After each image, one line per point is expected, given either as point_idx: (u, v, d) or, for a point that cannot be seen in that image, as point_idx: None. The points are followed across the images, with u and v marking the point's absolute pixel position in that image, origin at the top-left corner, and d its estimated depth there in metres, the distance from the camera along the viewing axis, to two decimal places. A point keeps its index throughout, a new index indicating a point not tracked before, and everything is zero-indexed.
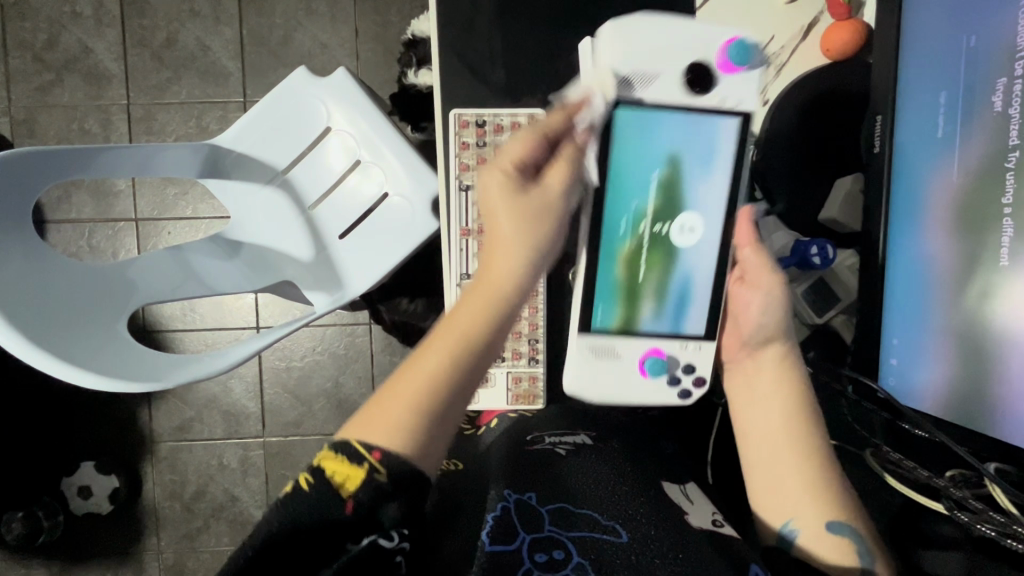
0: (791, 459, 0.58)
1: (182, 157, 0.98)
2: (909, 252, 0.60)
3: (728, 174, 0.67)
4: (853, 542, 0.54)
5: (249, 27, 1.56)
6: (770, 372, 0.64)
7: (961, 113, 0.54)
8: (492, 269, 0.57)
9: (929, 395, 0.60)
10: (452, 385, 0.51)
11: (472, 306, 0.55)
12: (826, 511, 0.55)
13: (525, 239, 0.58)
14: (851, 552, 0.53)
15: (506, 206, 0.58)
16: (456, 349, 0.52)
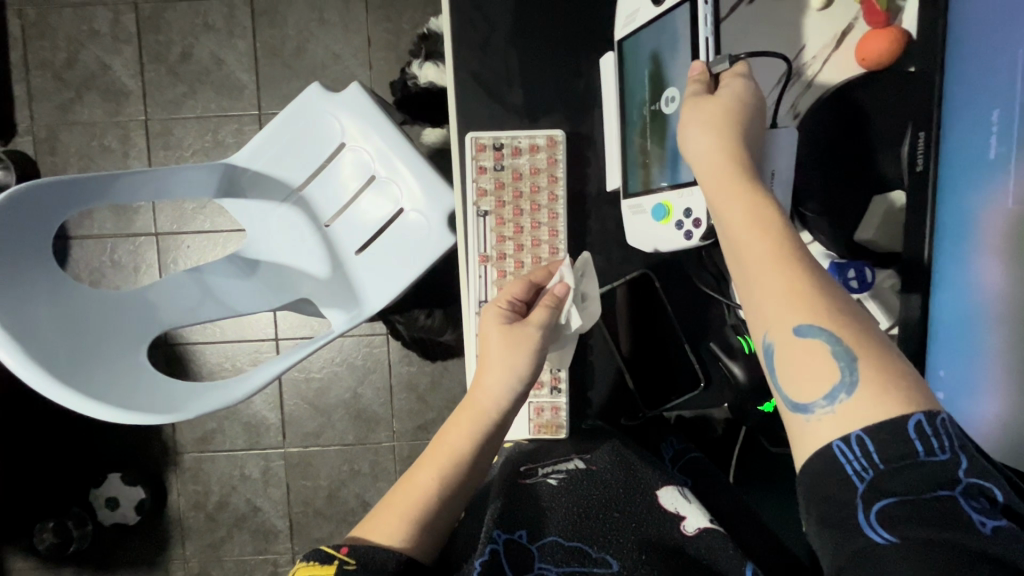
0: (762, 264, 0.43)
1: (197, 177, 0.98)
2: (962, 276, 0.53)
3: (689, 38, 0.56)
4: (828, 344, 0.39)
5: (262, 40, 1.56)
6: (726, 170, 0.48)
7: (1017, 134, 0.48)
8: (477, 390, 0.59)
9: (986, 431, 0.53)
10: (440, 500, 0.54)
11: (464, 431, 0.58)
12: (799, 308, 0.41)
13: (506, 366, 0.59)
14: (826, 357, 0.39)
15: (496, 336, 0.60)
16: (445, 467, 0.56)
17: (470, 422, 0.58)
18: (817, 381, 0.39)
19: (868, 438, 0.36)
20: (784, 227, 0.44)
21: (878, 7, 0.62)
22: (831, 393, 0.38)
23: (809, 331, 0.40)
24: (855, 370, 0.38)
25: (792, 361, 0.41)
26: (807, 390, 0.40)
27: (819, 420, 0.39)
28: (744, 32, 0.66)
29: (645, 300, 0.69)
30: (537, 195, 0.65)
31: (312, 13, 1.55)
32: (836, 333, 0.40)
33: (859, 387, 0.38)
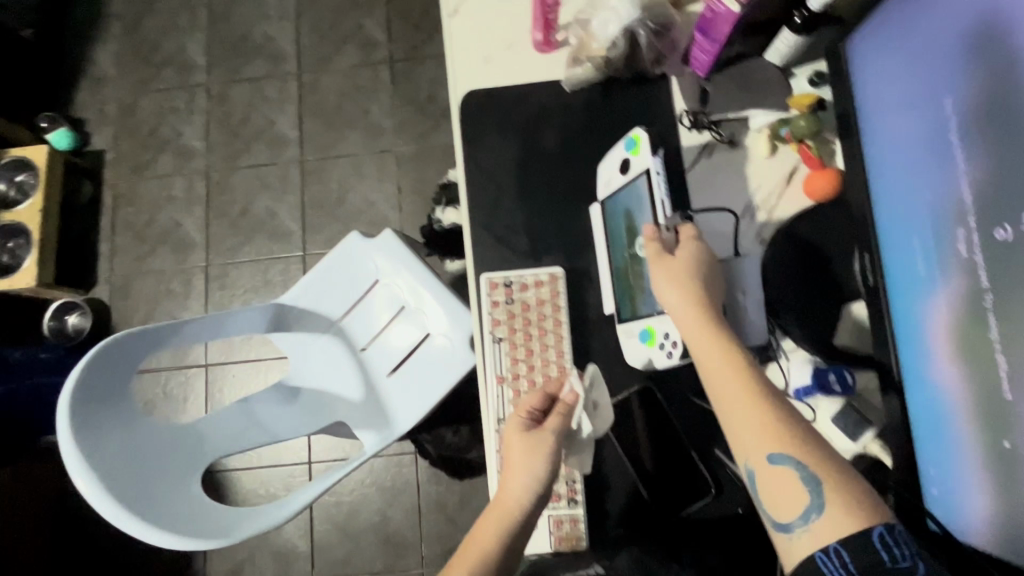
0: (742, 408, 0.55)
1: (253, 316, 1.13)
2: (927, 375, 0.57)
3: (649, 201, 0.68)
4: (796, 471, 0.51)
5: (310, 194, 1.83)
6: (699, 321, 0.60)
7: (935, 257, 0.55)
8: (501, 493, 0.65)
9: (984, 535, 0.53)
10: None
11: (492, 534, 0.62)
12: (775, 444, 0.52)
13: (525, 471, 0.64)
14: (796, 484, 0.51)
15: (517, 444, 0.66)
16: (474, 566, 0.60)
17: (497, 525, 0.63)
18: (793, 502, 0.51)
19: (843, 548, 0.47)
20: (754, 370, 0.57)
21: (812, 155, 0.76)
22: (806, 514, 0.50)
23: (780, 461, 0.52)
24: (821, 493, 0.50)
25: (771, 487, 0.52)
26: (786, 509, 0.51)
27: (799, 536, 0.50)
28: (708, 178, 0.80)
29: (651, 409, 0.75)
30: (544, 322, 0.76)
31: (352, 170, 1.83)
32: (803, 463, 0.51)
33: (826, 506, 0.49)
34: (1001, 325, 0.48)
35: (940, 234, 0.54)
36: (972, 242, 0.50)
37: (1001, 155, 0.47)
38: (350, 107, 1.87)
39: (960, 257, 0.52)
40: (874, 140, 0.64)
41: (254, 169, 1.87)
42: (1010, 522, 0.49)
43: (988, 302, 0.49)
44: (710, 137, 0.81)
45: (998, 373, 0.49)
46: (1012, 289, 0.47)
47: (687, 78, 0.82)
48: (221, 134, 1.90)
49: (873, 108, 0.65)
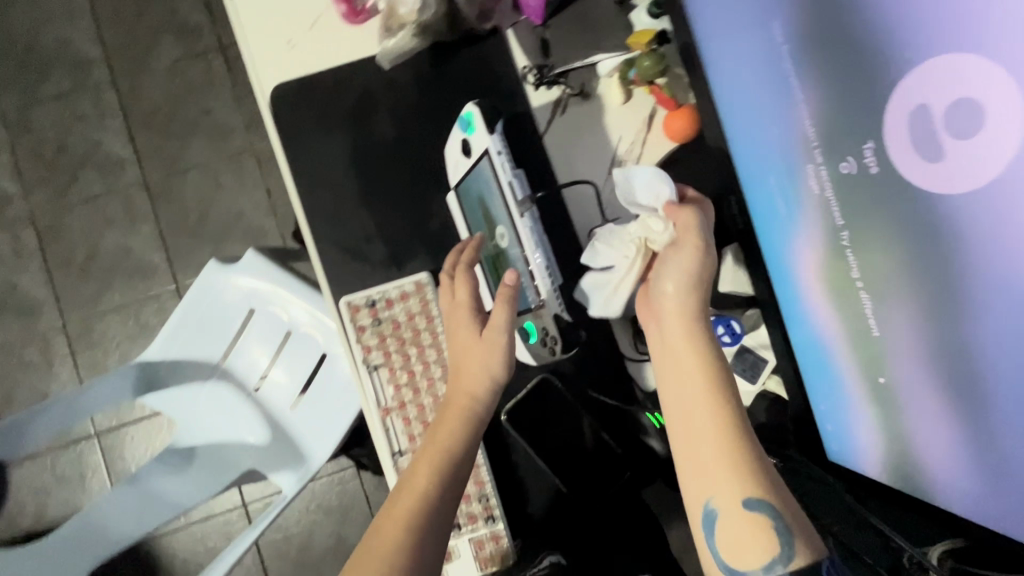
0: (707, 450, 0.51)
1: (112, 386, 0.98)
2: (802, 313, 0.55)
3: (496, 185, 0.59)
4: (769, 520, 0.48)
5: (166, 218, 1.60)
6: (681, 355, 0.55)
7: (792, 193, 0.51)
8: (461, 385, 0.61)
9: (871, 466, 0.52)
10: (434, 514, 0.55)
11: (454, 431, 0.59)
12: (742, 485, 0.49)
13: (486, 362, 0.61)
14: (766, 532, 0.48)
15: (472, 342, 0.62)
16: (439, 469, 0.57)
17: (456, 423, 0.59)
18: (755, 553, 0.48)
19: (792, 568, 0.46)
20: (738, 414, 0.52)
21: (666, 95, 0.70)
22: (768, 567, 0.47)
23: (753, 503, 0.48)
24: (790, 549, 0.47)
25: (740, 530, 0.49)
26: (746, 561, 0.48)
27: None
28: (566, 138, 0.73)
29: (552, 402, 0.69)
30: (420, 338, 0.68)
31: (209, 181, 1.61)
32: (774, 503, 0.48)
33: (793, 553, 0.47)
34: (860, 261, 0.45)
35: (792, 169, 0.50)
36: (821, 176, 0.47)
37: (837, 80, 0.43)
38: (186, 109, 1.62)
39: (813, 192, 0.48)
40: (717, 70, 0.59)
41: (90, 202, 1.60)
42: (894, 451, 0.49)
43: (845, 239, 0.46)
44: (560, 92, 0.73)
45: (864, 308, 0.47)
46: (865, 223, 0.44)
47: (522, 28, 0.73)
48: (36, 170, 1.60)
49: (709, 34, 0.59)
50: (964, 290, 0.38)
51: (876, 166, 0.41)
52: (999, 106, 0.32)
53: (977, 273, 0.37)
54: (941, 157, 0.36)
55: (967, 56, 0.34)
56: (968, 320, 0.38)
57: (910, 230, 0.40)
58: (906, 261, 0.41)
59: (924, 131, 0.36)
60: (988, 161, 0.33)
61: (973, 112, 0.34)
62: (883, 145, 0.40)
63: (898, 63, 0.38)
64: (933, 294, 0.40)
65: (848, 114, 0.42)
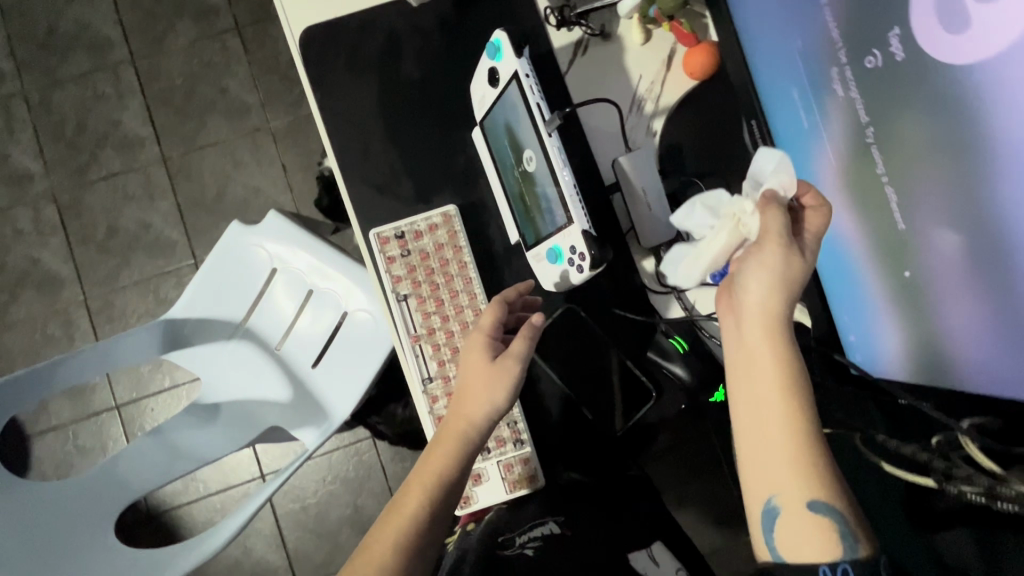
0: (776, 454, 0.48)
1: (138, 341, 1.00)
2: (826, 226, 0.56)
3: (524, 109, 0.61)
4: (834, 526, 0.46)
5: (183, 195, 1.63)
6: (755, 356, 0.50)
7: (815, 102, 0.53)
8: (461, 415, 0.59)
9: (895, 370, 0.53)
10: (424, 536, 0.56)
11: (449, 459, 0.59)
12: (807, 490, 0.46)
13: (492, 395, 0.59)
14: (828, 537, 0.45)
15: (483, 371, 0.60)
16: (432, 492, 0.58)
17: (454, 447, 0.59)
18: (813, 555, 0.46)
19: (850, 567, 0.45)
20: (816, 426, 0.48)
21: (684, 31, 0.71)
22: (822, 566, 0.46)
23: (819, 507, 0.46)
24: (853, 552, 0.45)
25: (801, 530, 0.46)
26: (804, 554, 0.46)
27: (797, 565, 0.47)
28: (588, 78, 0.75)
29: (579, 331, 0.71)
30: (448, 267, 0.69)
31: (225, 159, 1.64)
32: (843, 512, 0.46)
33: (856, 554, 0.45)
34: (885, 157, 0.47)
35: (815, 77, 0.52)
36: (846, 77, 0.48)
37: None
38: (203, 88, 1.65)
39: (837, 96, 0.50)
40: None
41: (110, 180, 1.63)
42: (920, 349, 0.50)
43: (870, 137, 0.48)
44: (580, 34, 0.75)
45: (889, 205, 0.48)
46: (890, 114, 0.45)
47: None
48: (57, 148, 1.64)
49: None
50: (990, 159, 0.39)
51: (902, 51, 0.42)
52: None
53: (1003, 139, 0.38)
54: (967, 27, 0.38)
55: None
56: (994, 192, 0.40)
57: (936, 110, 0.41)
58: (932, 143, 0.43)
59: (948, 6, 0.38)
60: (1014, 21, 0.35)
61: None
62: (908, 30, 0.42)
63: None
64: (959, 173, 0.41)
65: (874, 7, 0.44)
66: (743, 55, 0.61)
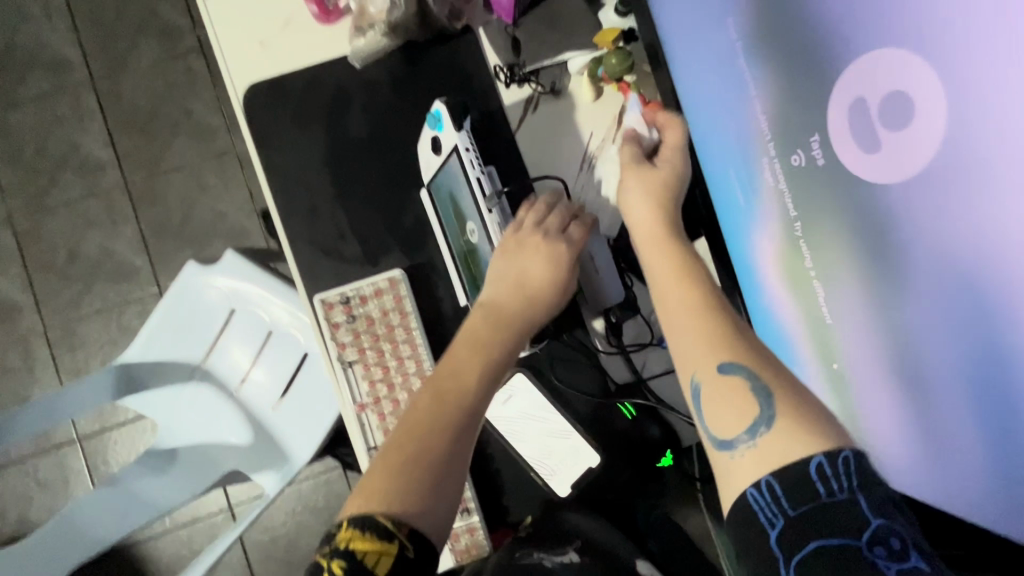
0: (684, 330, 0.48)
1: (91, 389, 0.98)
2: (763, 305, 0.56)
3: (465, 182, 0.61)
4: (745, 380, 0.44)
5: (147, 220, 1.59)
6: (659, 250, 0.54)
7: (750, 186, 0.53)
8: (504, 313, 0.58)
9: None
10: (446, 435, 0.50)
11: (471, 360, 0.55)
12: (715, 351, 0.45)
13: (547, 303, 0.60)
14: (743, 389, 0.43)
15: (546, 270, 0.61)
16: (450, 396, 0.52)
17: (490, 342, 0.56)
18: (732, 417, 0.43)
19: (775, 481, 0.39)
20: (712, 288, 0.50)
21: (633, 91, 0.69)
22: (752, 429, 0.42)
23: (728, 368, 0.45)
24: (773, 404, 0.42)
25: (717, 389, 0.45)
26: (729, 425, 0.43)
27: (742, 455, 0.42)
28: (538, 136, 0.74)
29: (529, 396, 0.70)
30: (394, 334, 0.68)
31: (191, 183, 1.60)
32: (755, 367, 0.44)
33: (776, 419, 0.41)
34: (814, 252, 0.47)
35: (750, 162, 0.52)
36: (775, 170, 0.48)
37: (787, 76, 0.44)
38: (167, 111, 1.61)
39: (768, 186, 0.50)
40: (681, 63, 0.60)
41: (71, 205, 1.59)
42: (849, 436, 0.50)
43: (798, 231, 0.48)
44: (531, 90, 0.74)
45: (819, 298, 0.48)
46: (816, 214, 0.45)
47: (494, 27, 0.74)
48: (15, 172, 1.59)
49: (674, 31, 0.59)
50: (904, 278, 0.39)
51: (822, 157, 0.42)
52: (926, 103, 0.33)
53: (914, 262, 0.38)
54: (876, 149, 0.37)
55: (900, 49, 0.34)
56: (909, 308, 0.40)
57: (856, 220, 0.41)
58: (854, 250, 0.43)
59: (863, 123, 0.38)
60: (917, 156, 0.34)
61: (903, 105, 0.35)
62: (827, 138, 0.42)
63: (837, 56, 0.39)
64: (878, 284, 0.41)
65: (798, 111, 0.44)
66: (688, 129, 0.61)
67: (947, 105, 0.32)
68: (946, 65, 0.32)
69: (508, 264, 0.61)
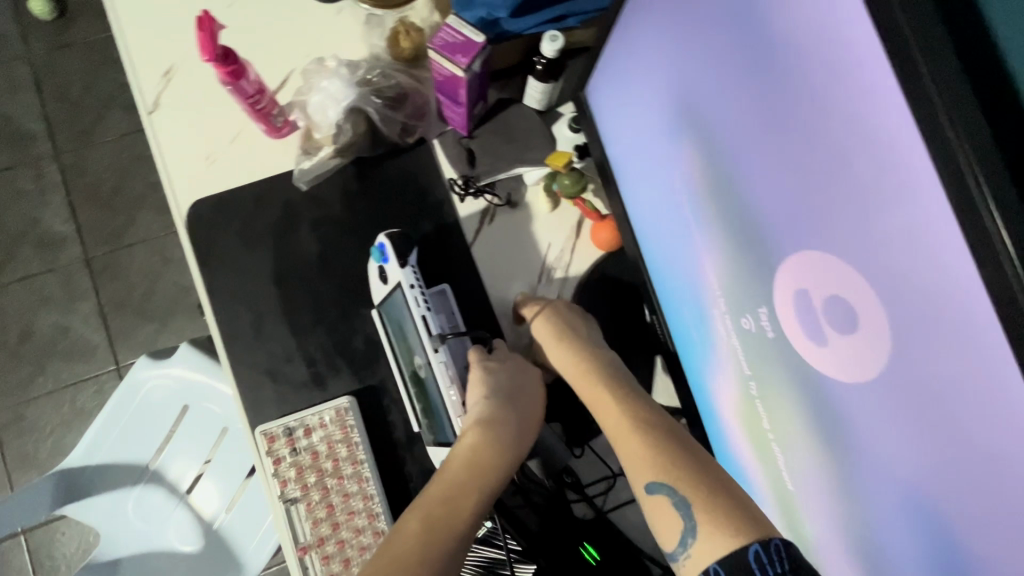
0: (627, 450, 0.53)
1: (24, 503, 0.90)
2: (725, 447, 0.54)
3: (411, 318, 0.60)
4: (669, 496, 0.48)
5: (107, 295, 1.54)
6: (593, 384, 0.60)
7: (705, 329, 0.51)
8: (486, 434, 0.58)
9: None
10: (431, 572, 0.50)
11: (457, 488, 0.55)
12: (643, 474, 0.50)
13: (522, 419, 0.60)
14: (669, 507, 0.48)
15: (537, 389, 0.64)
16: (439, 527, 0.52)
17: (477, 467, 0.56)
18: (668, 533, 0.47)
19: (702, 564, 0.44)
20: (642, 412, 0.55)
21: (589, 208, 0.69)
22: (682, 541, 0.46)
23: (654, 488, 0.49)
24: (692, 518, 0.46)
25: (652, 510, 0.49)
26: (666, 539, 0.48)
27: (683, 564, 0.46)
28: (494, 247, 0.71)
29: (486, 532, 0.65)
30: (341, 467, 0.64)
31: (154, 257, 1.56)
32: (674, 483, 0.48)
33: (698, 529, 0.45)
34: (769, 413, 0.45)
35: (704, 311, 0.50)
36: (728, 324, 0.47)
37: (732, 240, 0.43)
38: (132, 184, 1.58)
39: (722, 336, 0.48)
40: (633, 193, 0.59)
41: (27, 281, 1.53)
42: None
43: (753, 389, 0.46)
44: (487, 203, 0.72)
45: (778, 464, 0.45)
46: (768, 379, 0.43)
47: (448, 138, 0.73)
48: None
49: (627, 161, 0.59)
50: (863, 476, 0.37)
51: (771, 330, 0.41)
52: (870, 317, 0.33)
53: (870, 462, 0.36)
54: (825, 344, 0.36)
55: (841, 259, 0.34)
56: (870, 505, 0.37)
57: (810, 402, 0.40)
58: (811, 431, 0.40)
59: (810, 314, 0.37)
60: (865, 366, 0.34)
61: (846, 311, 0.34)
62: (774, 314, 0.41)
63: (779, 239, 0.38)
64: (837, 472, 0.39)
65: (747, 278, 0.43)
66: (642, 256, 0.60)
67: (891, 328, 0.31)
68: (886, 288, 0.31)
69: (502, 375, 0.61)
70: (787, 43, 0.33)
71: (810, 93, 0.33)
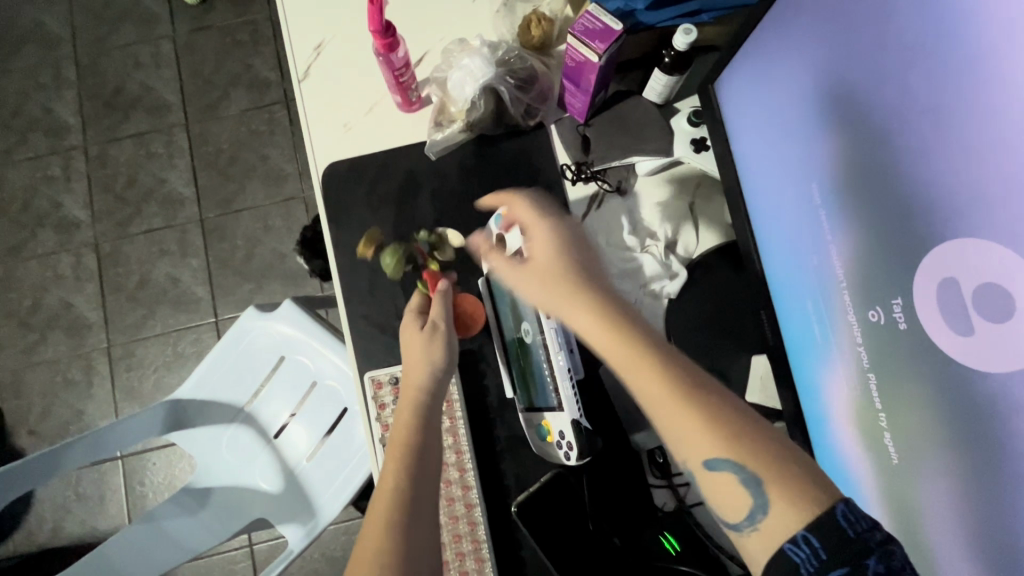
0: (679, 420, 0.44)
1: (141, 423, 1.00)
2: (830, 443, 0.53)
3: None
4: (735, 474, 0.41)
5: (214, 254, 1.69)
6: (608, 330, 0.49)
7: (821, 318, 0.51)
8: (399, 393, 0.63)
9: None
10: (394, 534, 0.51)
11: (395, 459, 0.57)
12: (709, 444, 0.42)
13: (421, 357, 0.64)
14: (737, 487, 0.41)
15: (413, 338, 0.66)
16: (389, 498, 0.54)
17: (402, 431, 0.59)
18: (731, 507, 0.41)
19: (812, 535, 0.37)
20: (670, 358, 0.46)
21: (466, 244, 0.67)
22: (751, 515, 0.40)
23: (717, 464, 0.42)
24: (764, 493, 0.40)
25: (710, 486, 0.43)
26: (729, 507, 0.42)
27: (749, 539, 0.41)
28: (599, 231, 0.73)
29: (562, 499, 0.66)
30: None
31: (258, 224, 1.69)
32: (746, 459, 0.41)
33: (773, 506, 0.39)
34: (887, 403, 0.45)
35: (825, 299, 0.50)
36: (850, 312, 0.47)
37: (868, 228, 0.44)
38: (245, 155, 1.73)
39: (846, 325, 0.48)
40: (754, 184, 0.60)
41: (150, 233, 1.71)
42: None
43: (873, 380, 0.46)
44: (597, 188, 0.74)
45: (892, 460, 0.45)
46: (894, 369, 0.43)
47: (566, 124, 0.76)
48: (106, 200, 1.73)
49: (750, 154, 0.60)
50: (996, 471, 0.36)
51: (905, 322, 0.42)
52: None
53: (1006, 457, 0.35)
54: (970, 332, 0.36)
55: (1003, 249, 0.34)
56: (1004, 501, 0.36)
57: (943, 393, 0.39)
58: (938, 424, 0.40)
59: (955, 304, 0.37)
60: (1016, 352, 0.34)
61: (1001, 301, 0.34)
62: (910, 303, 0.41)
63: (932, 225, 0.38)
64: (966, 468, 0.39)
65: (883, 267, 0.43)
66: (757, 248, 0.61)
67: None
68: None
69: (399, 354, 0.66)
70: (984, 25, 0.33)
71: (1004, 76, 0.32)
